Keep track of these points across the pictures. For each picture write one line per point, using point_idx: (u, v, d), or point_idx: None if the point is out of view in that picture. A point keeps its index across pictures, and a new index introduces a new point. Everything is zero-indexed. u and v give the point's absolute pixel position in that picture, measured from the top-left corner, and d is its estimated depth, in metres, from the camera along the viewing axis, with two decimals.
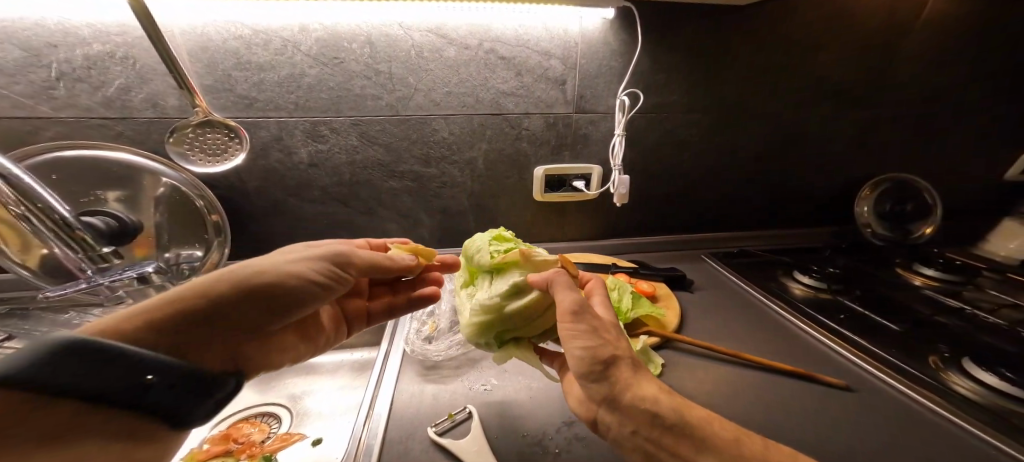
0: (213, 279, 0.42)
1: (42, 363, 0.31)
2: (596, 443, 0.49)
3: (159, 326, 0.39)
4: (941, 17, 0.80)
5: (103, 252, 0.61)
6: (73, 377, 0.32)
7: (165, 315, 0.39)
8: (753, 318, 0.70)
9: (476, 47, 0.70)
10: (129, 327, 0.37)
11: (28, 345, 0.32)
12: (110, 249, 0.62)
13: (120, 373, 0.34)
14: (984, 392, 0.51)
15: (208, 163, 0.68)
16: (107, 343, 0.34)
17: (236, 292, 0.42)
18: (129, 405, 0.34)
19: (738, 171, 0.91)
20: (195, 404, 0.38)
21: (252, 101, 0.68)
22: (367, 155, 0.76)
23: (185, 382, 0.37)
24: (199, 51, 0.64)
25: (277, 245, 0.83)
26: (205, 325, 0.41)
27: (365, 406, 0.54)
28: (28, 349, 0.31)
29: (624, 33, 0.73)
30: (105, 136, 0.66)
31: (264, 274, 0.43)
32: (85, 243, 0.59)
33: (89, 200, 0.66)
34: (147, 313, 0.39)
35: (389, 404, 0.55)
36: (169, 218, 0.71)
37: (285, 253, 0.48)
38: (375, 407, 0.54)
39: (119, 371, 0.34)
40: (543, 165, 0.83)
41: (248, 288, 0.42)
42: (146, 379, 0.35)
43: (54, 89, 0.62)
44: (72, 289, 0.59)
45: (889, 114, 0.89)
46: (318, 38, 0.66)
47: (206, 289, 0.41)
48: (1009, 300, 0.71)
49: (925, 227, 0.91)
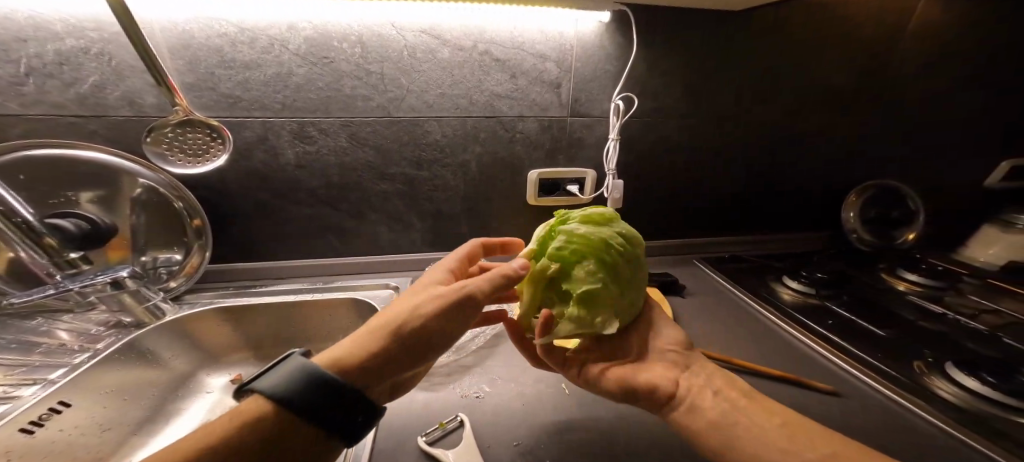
0: (360, 346, 0.40)
1: (296, 392, 0.37)
2: (591, 451, 0.49)
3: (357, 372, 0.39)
4: (925, 29, 0.83)
5: (70, 258, 0.61)
6: (306, 401, 0.37)
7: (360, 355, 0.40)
8: (742, 322, 0.71)
9: (471, 48, 0.69)
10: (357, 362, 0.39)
11: (290, 377, 0.37)
12: (79, 254, 0.62)
13: (318, 410, 0.37)
14: (967, 397, 0.52)
15: (189, 163, 0.65)
16: (312, 383, 0.37)
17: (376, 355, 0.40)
18: (333, 428, 0.37)
19: (730, 175, 0.91)
20: (345, 425, 0.38)
21: (236, 100, 0.65)
22: (357, 157, 0.74)
23: (321, 409, 0.37)
24: (180, 49, 0.61)
25: (262, 247, 0.80)
26: (376, 371, 0.40)
27: None
28: (291, 381, 0.37)
29: (619, 38, 0.73)
30: (77, 135, 0.63)
31: (378, 343, 0.40)
32: (53, 250, 0.59)
33: (59, 201, 0.63)
34: (352, 356, 0.40)
35: None
36: (146, 221, 0.68)
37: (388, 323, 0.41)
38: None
39: (319, 412, 0.37)
40: (537, 168, 0.82)
41: (378, 353, 0.40)
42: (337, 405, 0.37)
43: (23, 84, 0.59)
44: (39, 295, 0.55)
45: (874, 121, 0.91)
46: (307, 37, 0.64)
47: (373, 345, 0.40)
48: (989, 306, 0.73)
49: (907, 234, 0.96)
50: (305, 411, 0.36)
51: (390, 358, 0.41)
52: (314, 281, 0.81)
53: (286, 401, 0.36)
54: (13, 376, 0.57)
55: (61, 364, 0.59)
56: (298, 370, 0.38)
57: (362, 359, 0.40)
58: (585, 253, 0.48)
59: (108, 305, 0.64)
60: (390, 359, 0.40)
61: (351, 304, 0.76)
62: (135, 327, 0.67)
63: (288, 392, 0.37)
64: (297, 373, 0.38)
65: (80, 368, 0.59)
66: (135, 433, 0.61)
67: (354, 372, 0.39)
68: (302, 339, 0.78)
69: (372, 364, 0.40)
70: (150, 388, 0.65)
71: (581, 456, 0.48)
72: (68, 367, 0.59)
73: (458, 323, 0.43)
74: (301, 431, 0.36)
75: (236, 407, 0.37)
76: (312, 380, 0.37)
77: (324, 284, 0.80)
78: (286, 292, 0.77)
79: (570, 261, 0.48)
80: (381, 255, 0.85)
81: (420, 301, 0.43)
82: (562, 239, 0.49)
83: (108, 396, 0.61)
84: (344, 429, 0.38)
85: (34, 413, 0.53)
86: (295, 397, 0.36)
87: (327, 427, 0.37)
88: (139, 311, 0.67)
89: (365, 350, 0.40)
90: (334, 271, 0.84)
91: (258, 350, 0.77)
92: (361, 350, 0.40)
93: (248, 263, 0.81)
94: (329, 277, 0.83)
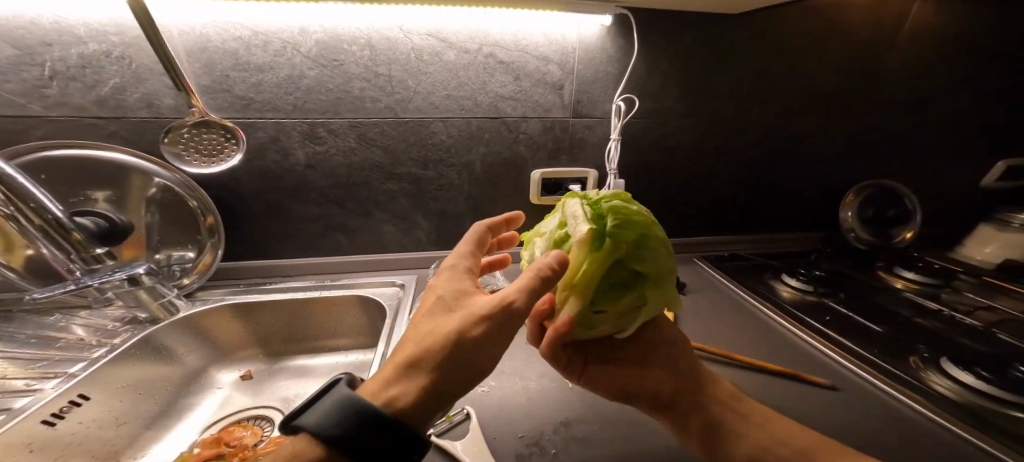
0: (406, 377, 0.39)
1: (346, 424, 0.35)
2: (593, 443, 0.50)
3: (410, 402, 0.38)
4: (920, 31, 0.84)
5: (97, 254, 0.62)
6: (356, 435, 0.35)
7: (411, 386, 0.38)
8: (740, 319, 0.72)
9: (476, 51, 0.71)
10: (406, 393, 0.38)
11: (338, 410, 0.36)
12: (104, 250, 0.63)
13: (369, 444, 0.35)
14: (961, 391, 0.54)
15: (204, 163, 0.68)
16: (361, 415, 0.35)
17: (425, 384, 0.38)
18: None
19: (729, 175, 0.93)
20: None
21: (249, 101, 0.68)
22: (365, 157, 0.76)
23: (375, 445, 0.35)
24: (197, 52, 0.63)
25: (272, 245, 0.82)
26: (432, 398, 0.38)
27: None
28: (340, 415, 0.36)
29: (620, 41, 0.74)
30: (96, 136, 0.65)
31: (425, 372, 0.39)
32: (80, 245, 0.60)
33: (78, 200, 0.65)
34: (402, 387, 0.38)
35: None
36: (161, 220, 0.70)
37: (431, 347, 0.39)
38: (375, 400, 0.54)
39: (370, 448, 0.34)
40: (540, 168, 0.82)
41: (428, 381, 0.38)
42: (388, 440, 0.35)
43: (47, 87, 0.61)
44: (61, 290, 0.57)
45: (871, 121, 0.93)
46: (318, 40, 0.66)
47: (420, 375, 0.38)
48: (985, 303, 0.74)
49: (906, 232, 0.96)
50: (357, 447, 0.34)
51: (443, 388, 0.39)
52: (321, 279, 0.83)
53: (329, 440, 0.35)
54: (35, 370, 0.59)
55: (80, 358, 0.61)
56: (339, 403, 0.37)
57: (414, 397, 0.38)
58: (631, 218, 0.47)
59: (124, 301, 0.66)
60: (442, 386, 0.39)
61: (359, 301, 0.78)
62: (149, 323, 0.69)
63: (338, 425, 0.35)
64: (340, 408, 0.36)
65: (97, 362, 0.60)
66: (148, 428, 0.63)
67: (408, 410, 0.37)
68: (310, 336, 0.79)
69: (424, 394, 0.38)
70: (164, 383, 0.67)
71: (584, 448, 0.50)
72: (86, 361, 0.61)
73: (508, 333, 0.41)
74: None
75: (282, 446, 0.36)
76: (354, 414, 0.36)
77: (330, 282, 0.82)
78: (293, 290, 0.79)
79: (622, 227, 0.46)
80: (387, 253, 0.87)
81: (457, 318, 0.41)
82: (615, 217, 0.46)
83: (124, 390, 0.62)
84: None
85: (56, 405, 0.55)
86: (344, 429, 0.35)
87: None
88: (154, 307, 0.69)
89: (415, 385, 0.38)
90: (341, 269, 0.85)
91: (267, 346, 0.79)
92: (407, 383, 0.38)
93: (258, 260, 0.83)
94: (336, 274, 0.85)
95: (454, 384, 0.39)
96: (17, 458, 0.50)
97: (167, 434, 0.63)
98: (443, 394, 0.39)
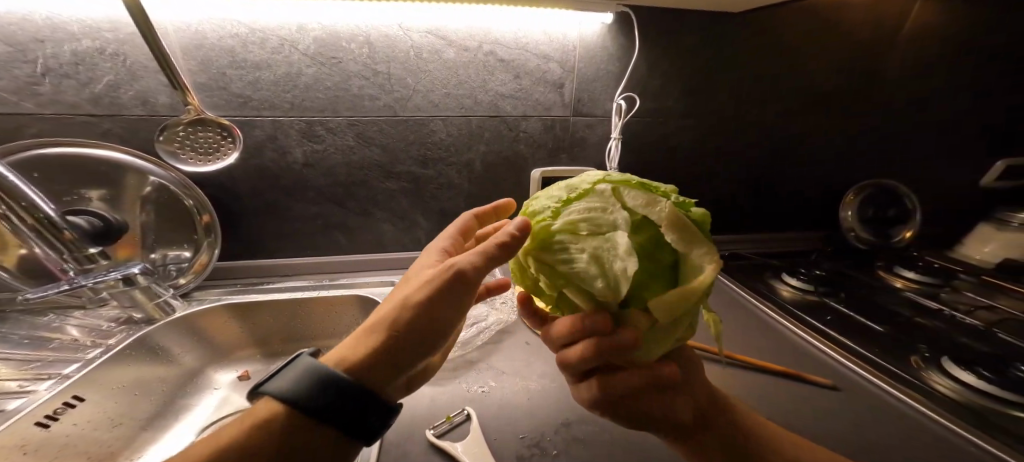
0: (361, 341, 0.39)
1: (316, 392, 0.35)
2: (596, 444, 0.50)
3: (361, 367, 0.37)
4: (922, 31, 0.84)
5: (90, 253, 0.61)
6: (326, 403, 0.35)
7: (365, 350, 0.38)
8: (742, 319, 0.72)
9: (476, 49, 0.71)
10: (356, 355, 0.38)
11: (309, 379, 0.35)
12: (98, 250, 0.62)
13: (338, 410, 0.35)
14: (963, 391, 0.54)
15: (199, 162, 0.67)
16: (329, 382, 0.35)
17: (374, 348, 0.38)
18: (354, 429, 0.36)
19: (730, 174, 0.93)
20: (364, 426, 0.36)
21: (247, 99, 0.67)
22: (363, 156, 0.75)
23: (341, 411, 0.35)
24: (193, 49, 0.62)
25: (270, 245, 0.81)
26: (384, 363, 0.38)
27: None
28: (310, 384, 0.35)
29: (620, 40, 0.74)
30: (91, 134, 0.64)
31: (377, 336, 0.38)
32: (73, 245, 0.59)
33: (72, 199, 0.64)
34: (356, 349, 0.38)
35: None
36: (156, 219, 0.69)
37: (387, 313, 0.39)
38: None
39: (339, 414, 0.35)
40: (539, 168, 0.79)
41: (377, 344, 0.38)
42: (360, 407, 0.36)
43: (39, 84, 0.60)
44: (55, 289, 0.56)
45: (872, 120, 0.92)
46: (317, 37, 0.65)
47: (372, 340, 0.38)
48: (985, 302, 0.74)
49: (906, 232, 0.94)
50: (326, 414, 0.35)
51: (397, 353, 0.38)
52: (320, 278, 0.83)
53: (298, 404, 0.35)
54: (28, 371, 0.58)
55: (74, 359, 0.60)
56: (308, 372, 0.36)
57: (362, 356, 0.38)
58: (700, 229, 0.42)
59: (120, 302, 0.66)
60: (393, 350, 0.38)
61: (358, 301, 0.77)
62: (145, 324, 0.68)
63: (308, 394, 0.35)
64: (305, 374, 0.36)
65: (92, 363, 0.60)
66: (146, 429, 0.62)
67: (359, 373, 0.37)
68: (309, 336, 0.79)
69: (374, 356, 0.37)
70: (160, 384, 0.66)
71: (586, 450, 0.49)
72: (81, 363, 0.60)
73: (459, 296, 0.39)
74: (317, 430, 0.35)
75: (248, 411, 0.35)
76: (323, 383, 0.35)
77: (329, 282, 0.81)
78: (291, 289, 0.78)
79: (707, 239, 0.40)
80: (387, 252, 0.87)
81: (412, 285, 0.40)
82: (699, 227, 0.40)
83: (119, 391, 0.62)
84: (364, 431, 0.36)
85: (51, 406, 0.54)
86: (313, 398, 0.35)
87: (342, 433, 0.35)
88: (150, 307, 0.68)
89: (365, 345, 0.38)
90: (340, 268, 0.85)
91: (266, 346, 0.78)
92: (360, 347, 0.38)
93: (256, 260, 0.82)
94: (334, 274, 0.84)
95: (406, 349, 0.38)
96: (11, 460, 0.49)
97: (165, 435, 0.63)
98: (395, 358, 0.38)
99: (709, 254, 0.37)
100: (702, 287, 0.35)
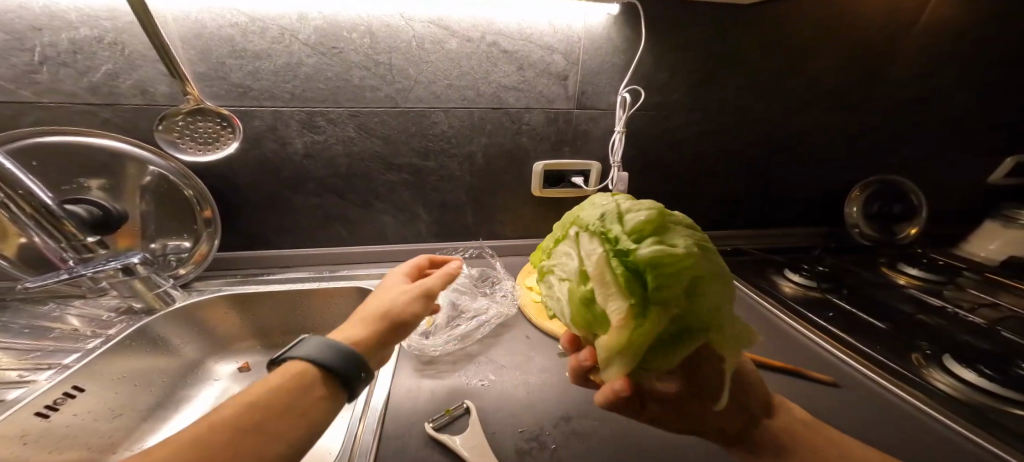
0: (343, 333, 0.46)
1: (336, 354, 0.43)
2: (594, 438, 0.50)
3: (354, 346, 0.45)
4: (936, 25, 0.82)
5: (88, 242, 0.61)
6: (341, 364, 0.43)
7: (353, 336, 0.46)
8: (743, 315, 0.72)
9: (479, 40, 0.70)
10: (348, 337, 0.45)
11: (330, 346, 0.43)
12: (95, 239, 0.62)
13: (347, 370, 0.43)
14: (965, 389, 0.53)
15: (199, 152, 0.66)
16: (344, 348, 0.43)
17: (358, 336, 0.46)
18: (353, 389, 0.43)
19: (734, 169, 0.92)
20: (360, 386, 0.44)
21: (247, 89, 0.66)
22: (364, 147, 0.75)
23: (347, 373, 0.43)
24: (192, 38, 0.61)
25: (270, 237, 0.81)
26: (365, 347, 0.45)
27: (361, 399, 0.54)
28: (331, 349, 0.43)
29: (627, 32, 0.73)
30: (89, 123, 0.63)
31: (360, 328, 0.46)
32: (70, 233, 0.59)
33: (72, 187, 0.63)
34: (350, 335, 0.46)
35: (386, 394, 0.55)
36: (156, 208, 0.69)
37: (363, 313, 0.48)
38: (375, 398, 0.54)
39: (347, 373, 0.43)
40: (543, 161, 0.82)
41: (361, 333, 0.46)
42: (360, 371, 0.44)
43: (37, 73, 0.59)
44: (52, 280, 0.56)
45: (880, 116, 0.91)
46: (318, 27, 0.64)
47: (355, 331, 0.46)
48: (989, 300, 0.73)
49: (910, 228, 0.95)
50: (342, 372, 0.42)
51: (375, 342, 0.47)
52: (321, 271, 0.82)
53: (320, 363, 0.42)
54: (28, 361, 0.58)
55: (75, 349, 0.61)
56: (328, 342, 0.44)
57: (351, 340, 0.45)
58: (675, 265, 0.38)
59: (119, 291, 0.65)
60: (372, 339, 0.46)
61: (358, 294, 0.77)
62: (145, 314, 0.68)
63: (331, 357, 0.42)
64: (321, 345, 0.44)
65: (93, 352, 0.60)
66: (146, 420, 0.62)
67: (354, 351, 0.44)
68: (310, 329, 0.79)
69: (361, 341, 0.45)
70: (160, 374, 0.67)
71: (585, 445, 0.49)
72: (81, 353, 0.60)
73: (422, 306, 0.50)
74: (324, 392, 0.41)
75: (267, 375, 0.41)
76: (340, 349, 0.43)
77: (329, 274, 0.81)
78: (293, 281, 0.78)
79: (663, 282, 0.37)
80: (387, 245, 0.86)
81: (382, 295, 0.51)
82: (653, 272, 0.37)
83: (120, 381, 0.62)
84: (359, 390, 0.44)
85: (52, 396, 0.54)
86: (335, 359, 0.42)
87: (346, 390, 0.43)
88: (149, 297, 0.68)
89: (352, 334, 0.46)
90: (340, 260, 0.84)
91: (267, 339, 0.78)
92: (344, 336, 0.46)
93: (256, 251, 0.82)
94: (334, 266, 0.84)
95: (378, 340, 0.47)
96: (12, 450, 0.49)
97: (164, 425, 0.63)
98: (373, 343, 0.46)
99: (625, 302, 0.38)
100: (615, 338, 0.38)
